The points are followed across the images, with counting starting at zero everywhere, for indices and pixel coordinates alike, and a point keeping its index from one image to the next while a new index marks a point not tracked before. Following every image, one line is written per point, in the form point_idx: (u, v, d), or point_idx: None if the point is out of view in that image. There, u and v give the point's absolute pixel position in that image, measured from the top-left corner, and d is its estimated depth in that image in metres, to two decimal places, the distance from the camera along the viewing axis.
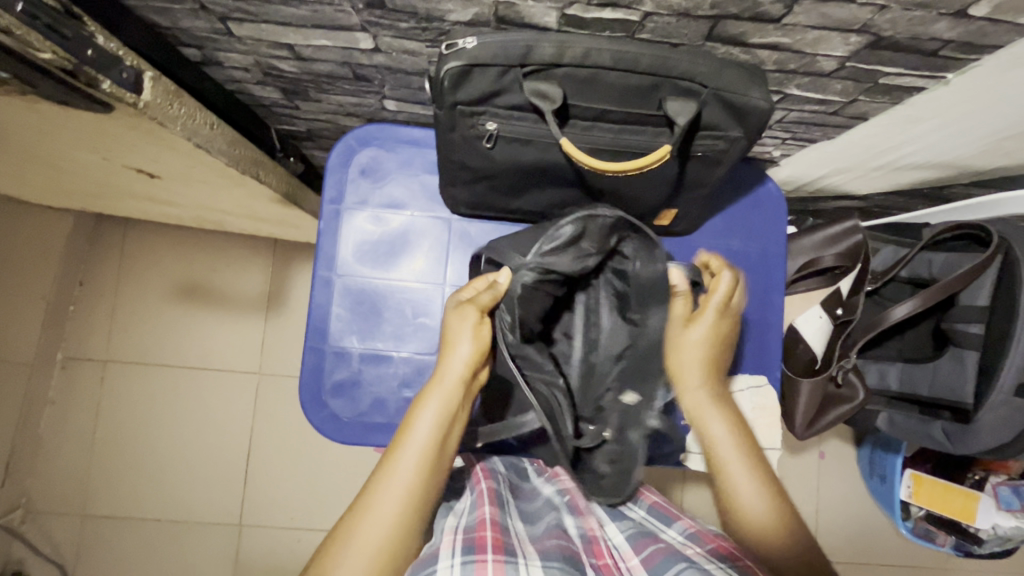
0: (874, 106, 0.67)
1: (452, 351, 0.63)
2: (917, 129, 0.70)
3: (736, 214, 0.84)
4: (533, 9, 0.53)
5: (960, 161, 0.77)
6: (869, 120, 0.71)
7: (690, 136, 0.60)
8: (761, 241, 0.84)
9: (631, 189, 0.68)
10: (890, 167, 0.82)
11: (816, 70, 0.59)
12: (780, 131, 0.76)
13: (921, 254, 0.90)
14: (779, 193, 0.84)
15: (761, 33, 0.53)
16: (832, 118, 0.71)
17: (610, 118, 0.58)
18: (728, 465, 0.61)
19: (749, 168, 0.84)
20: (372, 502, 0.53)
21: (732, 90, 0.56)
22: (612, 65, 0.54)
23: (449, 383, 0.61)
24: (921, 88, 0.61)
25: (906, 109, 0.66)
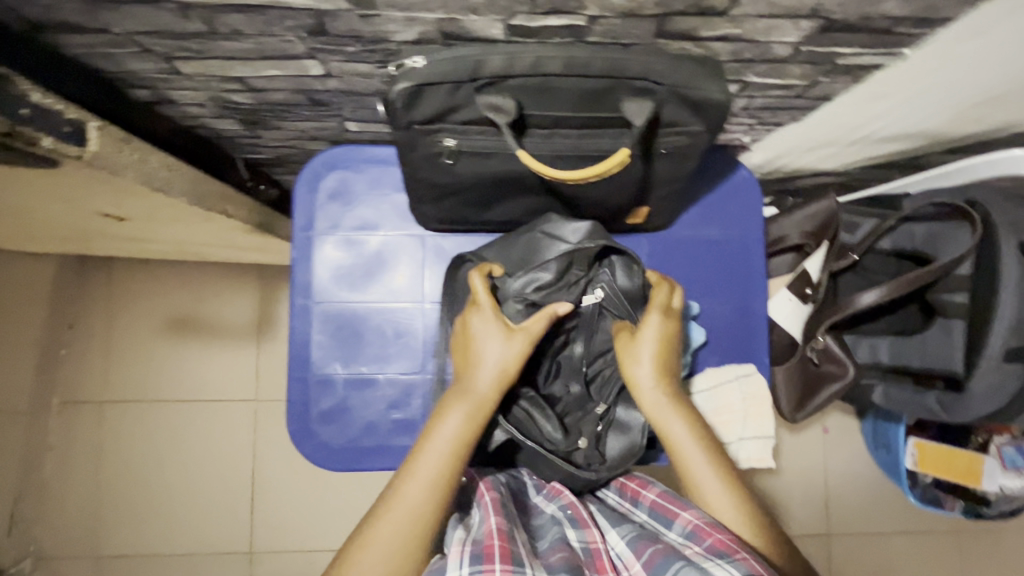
0: (836, 86, 0.66)
1: (477, 361, 0.62)
2: (884, 105, 0.69)
3: (711, 203, 0.83)
4: (478, 23, 0.52)
5: (932, 131, 0.76)
6: (835, 100, 0.70)
7: (652, 134, 0.59)
8: (739, 228, 0.84)
9: (599, 190, 0.67)
10: (863, 141, 0.81)
11: (774, 56, 0.58)
12: (747, 117, 0.75)
13: (904, 227, 0.89)
14: (753, 178, 0.84)
15: (711, 26, 0.52)
16: (797, 101, 0.70)
17: (568, 123, 0.58)
18: (691, 465, 0.63)
19: (722, 157, 0.83)
20: (387, 510, 0.54)
21: (688, 86, 0.55)
22: (564, 72, 0.53)
23: (476, 394, 0.60)
24: (882, 65, 0.61)
25: (869, 86, 0.66)
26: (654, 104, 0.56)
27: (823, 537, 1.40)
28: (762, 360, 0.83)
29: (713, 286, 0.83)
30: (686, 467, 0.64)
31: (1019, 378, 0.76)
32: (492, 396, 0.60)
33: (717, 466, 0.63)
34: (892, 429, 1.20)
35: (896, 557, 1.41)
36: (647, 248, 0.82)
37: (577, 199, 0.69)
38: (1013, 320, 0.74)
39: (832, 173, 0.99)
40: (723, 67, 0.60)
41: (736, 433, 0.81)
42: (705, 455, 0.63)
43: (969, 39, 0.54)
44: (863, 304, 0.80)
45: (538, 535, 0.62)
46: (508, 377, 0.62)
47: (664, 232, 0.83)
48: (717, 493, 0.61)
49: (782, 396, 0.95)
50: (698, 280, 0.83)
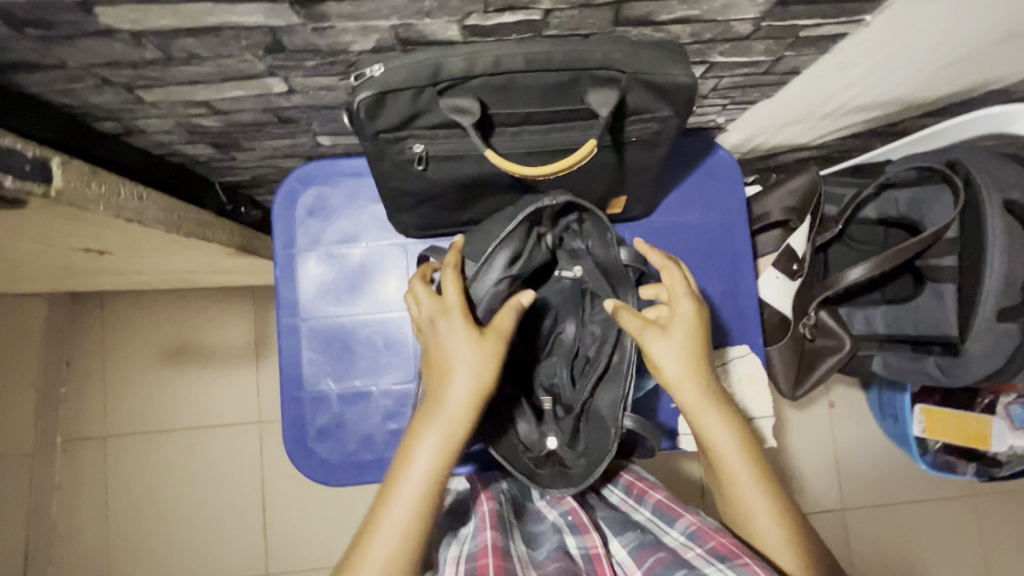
0: (803, 59, 0.65)
1: (447, 377, 0.58)
2: (854, 74, 0.69)
3: (692, 187, 0.83)
4: (434, 26, 0.51)
5: (906, 94, 0.75)
6: (805, 73, 0.69)
7: (620, 123, 0.59)
8: (721, 210, 0.83)
9: (574, 183, 0.66)
10: (838, 112, 0.80)
11: (735, 33, 0.57)
12: (718, 98, 0.74)
13: (886, 194, 0.88)
14: (732, 159, 0.83)
15: (667, 9, 0.52)
16: (765, 77, 0.69)
17: (535, 119, 0.57)
18: (728, 464, 0.60)
19: (698, 140, 0.83)
20: (367, 555, 0.52)
21: (651, 72, 0.54)
22: (525, 68, 0.53)
23: (447, 418, 0.56)
24: (845, 34, 0.60)
25: (836, 57, 0.65)
26: (618, 93, 0.55)
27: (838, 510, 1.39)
28: (753, 341, 0.82)
29: (699, 270, 0.83)
30: (722, 468, 0.61)
31: (1015, 336, 0.75)
32: (465, 419, 0.57)
33: (755, 468, 0.60)
34: (898, 398, 1.19)
35: (913, 525, 1.40)
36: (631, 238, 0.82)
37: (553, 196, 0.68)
38: (1001, 279, 0.74)
39: (812, 146, 0.99)
40: (686, 48, 0.59)
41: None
42: (742, 456, 0.60)
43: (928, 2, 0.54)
44: (846, 278, 0.80)
45: (536, 540, 0.62)
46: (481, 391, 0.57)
47: (647, 221, 0.82)
48: (754, 499, 0.59)
49: (779, 375, 0.94)
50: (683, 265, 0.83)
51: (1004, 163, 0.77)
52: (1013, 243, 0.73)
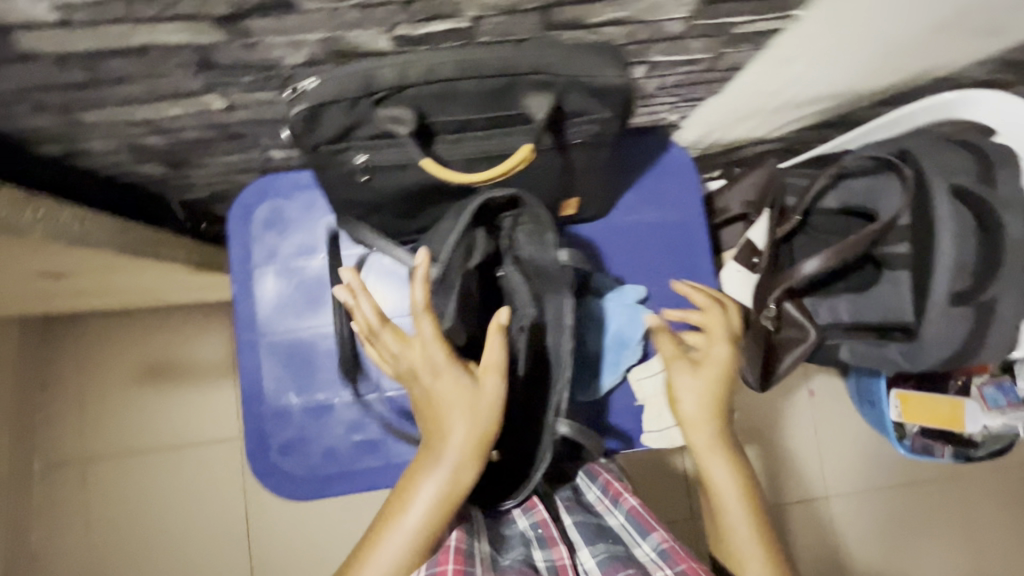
0: (743, 55, 0.66)
1: (448, 426, 0.53)
2: (797, 68, 0.69)
3: (647, 185, 0.84)
4: (364, 37, 0.51)
5: (852, 84, 0.76)
6: (750, 69, 0.70)
7: (560, 125, 0.59)
8: (678, 207, 0.84)
9: (523, 186, 0.67)
10: (787, 105, 0.81)
11: (669, 30, 0.58)
12: (665, 96, 0.75)
13: (845, 183, 0.87)
14: (687, 155, 0.84)
15: (596, 11, 0.52)
16: (709, 74, 0.70)
17: (474, 125, 0.58)
18: (730, 514, 0.58)
19: (650, 139, 0.83)
20: None
21: (586, 74, 0.54)
22: (459, 75, 0.53)
23: (447, 466, 0.52)
24: (779, 30, 0.61)
25: (776, 52, 0.66)
26: (554, 96, 0.56)
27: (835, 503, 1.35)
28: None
29: (656, 268, 0.83)
30: (725, 518, 0.58)
31: (969, 317, 0.76)
32: (465, 467, 0.52)
33: (750, 515, 0.57)
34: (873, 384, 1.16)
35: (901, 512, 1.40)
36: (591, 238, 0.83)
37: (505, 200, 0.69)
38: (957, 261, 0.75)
39: (771, 139, 1.00)
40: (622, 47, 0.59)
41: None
42: (738, 500, 0.58)
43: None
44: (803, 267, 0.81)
45: (501, 545, 0.59)
46: (484, 443, 0.53)
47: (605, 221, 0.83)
48: (751, 558, 0.55)
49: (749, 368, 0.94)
50: (640, 263, 0.84)
51: (952, 148, 0.78)
52: (964, 225, 0.74)
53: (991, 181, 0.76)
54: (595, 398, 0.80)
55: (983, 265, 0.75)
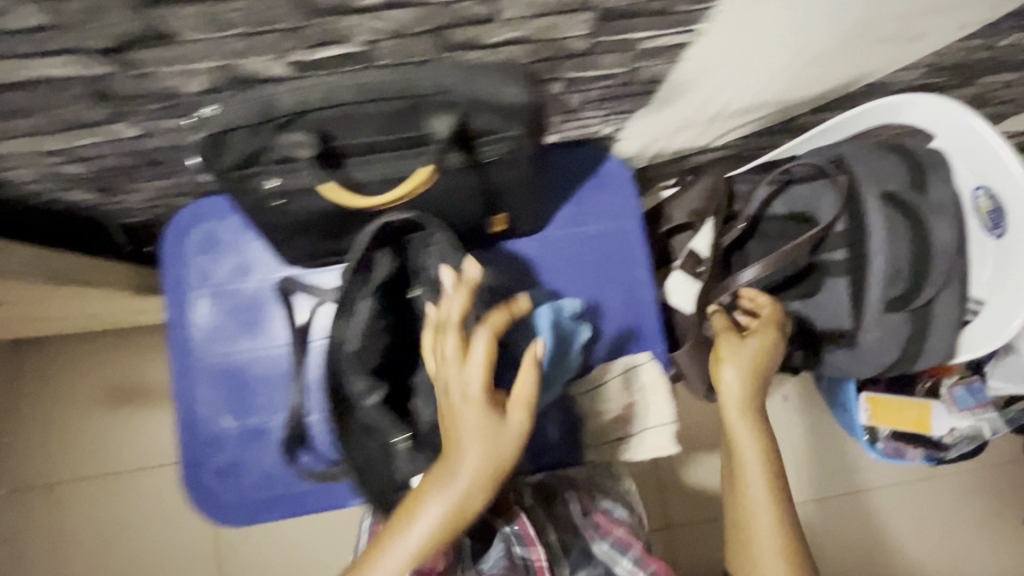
0: (659, 69, 0.66)
1: (455, 442, 0.41)
2: (714, 78, 0.69)
3: (582, 199, 0.83)
4: (259, 65, 0.51)
5: (775, 92, 0.76)
6: (672, 81, 0.70)
7: (471, 145, 0.59)
8: (613, 219, 0.83)
9: (443, 203, 0.66)
10: (717, 115, 0.81)
11: (573, 46, 0.57)
12: (595, 109, 0.75)
13: (791, 187, 0.75)
14: (620, 167, 0.84)
15: (489, 32, 0.52)
16: (629, 87, 0.70)
17: (382, 146, 0.57)
18: (749, 484, 0.56)
19: (581, 156, 0.84)
20: None
21: (486, 93, 0.54)
22: (359, 98, 0.52)
23: (457, 487, 0.41)
24: (687, 43, 0.60)
25: (692, 65, 0.65)
26: (460, 119, 0.55)
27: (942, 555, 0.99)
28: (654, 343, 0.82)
29: (597, 281, 0.83)
30: (743, 487, 0.56)
31: (906, 322, 0.69)
32: (481, 491, 0.41)
33: (773, 502, 0.54)
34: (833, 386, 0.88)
35: None
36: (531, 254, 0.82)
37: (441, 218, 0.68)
38: (889, 269, 0.66)
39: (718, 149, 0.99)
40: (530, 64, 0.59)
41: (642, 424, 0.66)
42: (764, 484, 0.55)
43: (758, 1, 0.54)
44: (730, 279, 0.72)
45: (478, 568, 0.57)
46: (500, 468, 0.42)
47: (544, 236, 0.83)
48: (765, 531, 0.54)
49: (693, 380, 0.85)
50: (583, 276, 0.83)
51: (881, 151, 0.70)
52: (893, 225, 0.65)
53: (922, 186, 0.67)
54: None
55: (912, 270, 0.66)
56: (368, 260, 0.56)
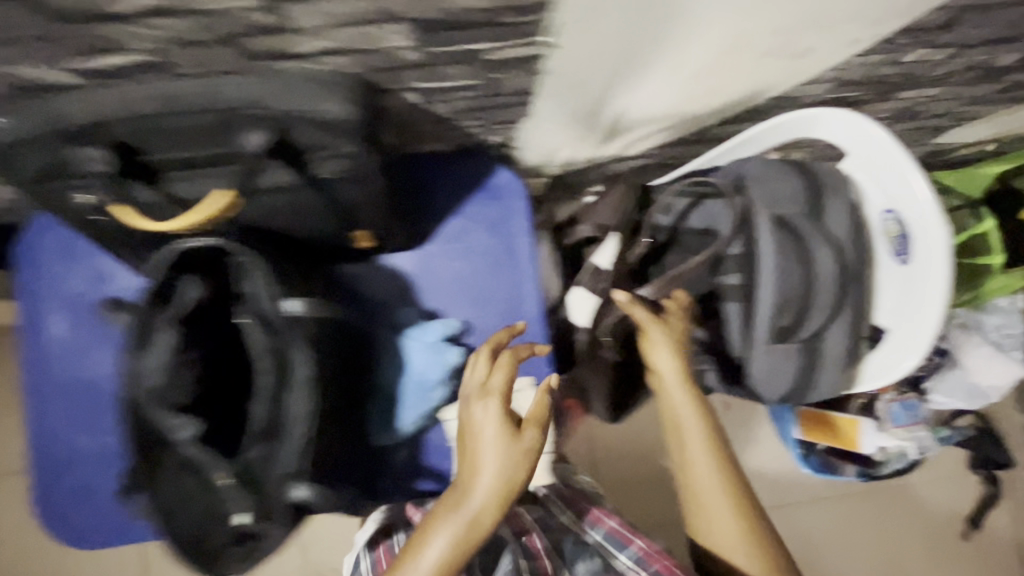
0: (516, 92, 0.48)
1: (470, 469, 0.43)
2: (641, 89, 0.51)
3: (463, 207, 0.64)
4: (57, 72, 0.36)
5: (692, 110, 0.59)
6: (523, 99, 0.51)
7: (298, 162, 0.40)
8: (500, 235, 0.65)
9: (265, 218, 0.46)
10: (622, 136, 0.64)
11: (408, 61, 0.41)
12: (469, 121, 0.55)
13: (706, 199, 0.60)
14: (514, 183, 0.64)
15: (300, 42, 0.35)
16: (514, 105, 0.52)
17: (190, 162, 0.39)
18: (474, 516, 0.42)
19: (472, 159, 0.64)
20: None
21: (304, 105, 0.36)
22: (167, 107, 0.35)
23: (466, 515, 0.42)
24: (534, 61, 0.43)
25: (558, 80, 0.47)
26: (278, 134, 0.37)
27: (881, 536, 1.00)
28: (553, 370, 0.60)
29: (484, 303, 0.65)
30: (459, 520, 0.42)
31: (794, 355, 0.57)
32: (492, 513, 0.42)
33: (744, 515, 0.49)
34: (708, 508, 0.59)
35: None
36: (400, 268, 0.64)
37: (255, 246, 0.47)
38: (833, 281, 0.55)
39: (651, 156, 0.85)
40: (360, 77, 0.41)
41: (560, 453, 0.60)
42: (723, 490, 0.50)
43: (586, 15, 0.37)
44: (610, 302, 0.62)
45: None
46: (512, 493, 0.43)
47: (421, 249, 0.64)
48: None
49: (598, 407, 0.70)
50: (466, 294, 0.65)
51: (784, 167, 0.58)
52: (785, 253, 0.53)
53: (818, 212, 0.56)
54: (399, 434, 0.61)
55: (802, 309, 0.54)
56: (168, 277, 0.39)
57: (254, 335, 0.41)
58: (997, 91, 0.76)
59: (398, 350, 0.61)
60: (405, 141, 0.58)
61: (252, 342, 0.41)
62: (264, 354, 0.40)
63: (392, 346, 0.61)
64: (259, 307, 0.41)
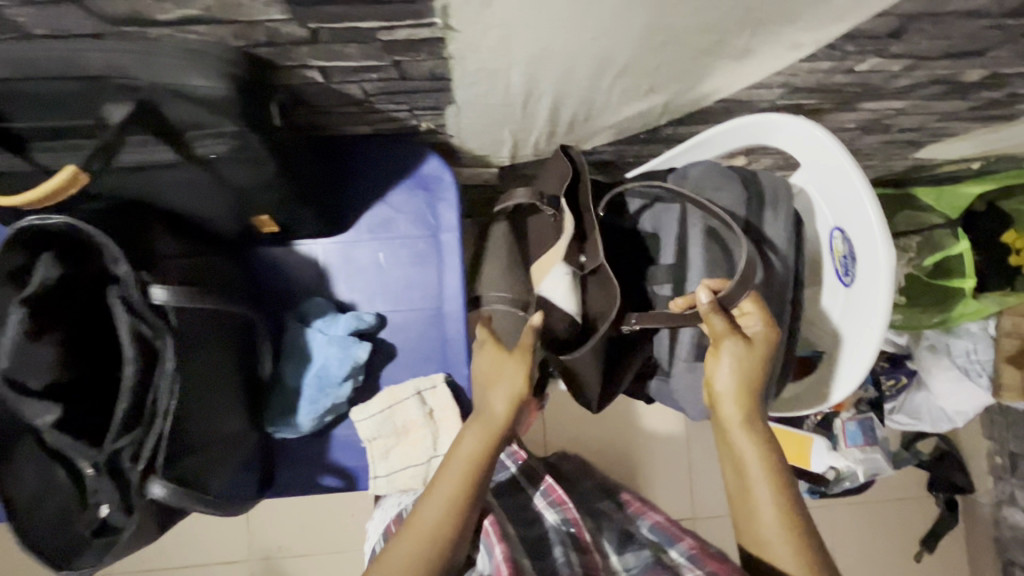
0: (427, 65, 0.60)
1: (494, 391, 0.61)
2: (514, 70, 0.60)
3: (394, 198, 0.80)
4: None
5: (585, 94, 0.67)
6: (439, 82, 0.64)
7: (178, 139, 0.50)
8: (427, 228, 0.81)
9: (189, 204, 0.60)
10: (526, 118, 0.73)
11: (296, 37, 0.51)
12: (392, 103, 0.69)
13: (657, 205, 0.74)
14: (442, 172, 0.79)
15: (151, 7, 0.45)
16: (410, 83, 0.64)
17: (64, 129, 0.48)
18: (495, 391, 0.60)
19: (403, 142, 0.78)
20: (412, 519, 0.54)
21: (167, 81, 0.44)
22: (17, 74, 0.42)
23: (488, 421, 0.59)
24: (437, 39, 0.54)
25: (461, 62, 0.59)
26: (141, 106, 0.46)
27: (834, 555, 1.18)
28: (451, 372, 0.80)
29: (398, 296, 0.81)
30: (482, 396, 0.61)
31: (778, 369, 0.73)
32: (505, 421, 0.59)
33: (788, 522, 0.56)
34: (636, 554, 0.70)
35: None
36: (320, 256, 0.80)
37: (131, 220, 0.57)
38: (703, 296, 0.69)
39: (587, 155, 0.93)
40: (254, 56, 0.53)
41: (430, 451, 0.78)
42: (775, 498, 0.57)
43: (483, 6, 0.49)
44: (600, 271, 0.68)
45: None
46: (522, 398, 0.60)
47: (339, 239, 0.81)
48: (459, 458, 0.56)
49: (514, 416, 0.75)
50: (384, 283, 0.81)
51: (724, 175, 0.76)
52: (713, 265, 0.71)
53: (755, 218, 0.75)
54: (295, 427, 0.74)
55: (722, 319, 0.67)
56: (18, 268, 0.49)
57: (145, 326, 0.53)
58: (974, 109, 0.86)
59: (304, 343, 0.75)
60: (332, 123, 0.73)
61: (125, 323, 0.52)
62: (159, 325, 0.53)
63: (296, 338, 0.75)
64: (127, 294, 0.51)
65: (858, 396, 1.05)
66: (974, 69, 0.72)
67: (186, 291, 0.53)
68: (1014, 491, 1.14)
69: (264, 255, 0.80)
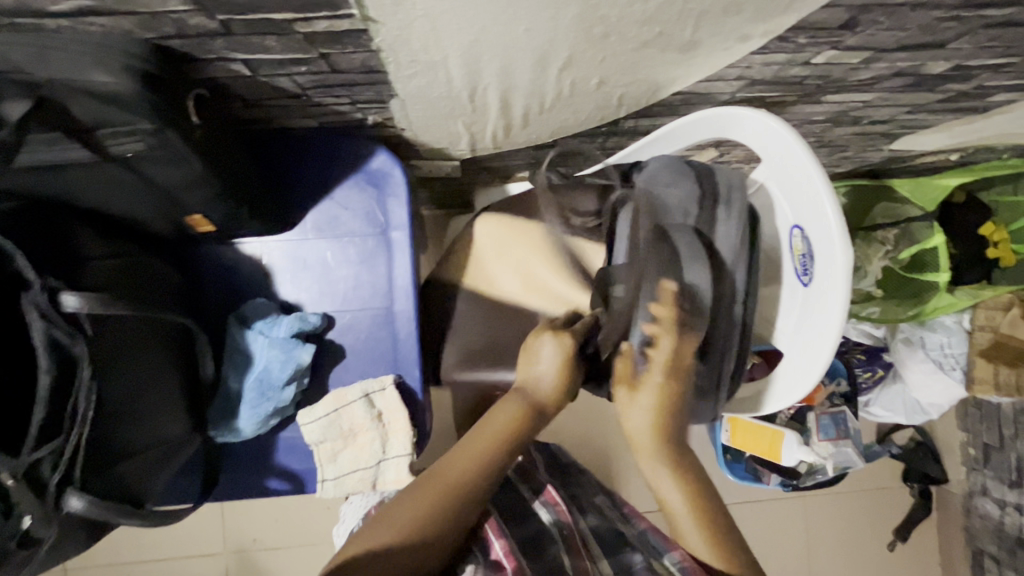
0: (360, 57, 0.60)
1: (538, 376, 0.72)
2: (458, 67, 0.61)
3: (343, 192, 0.85)
4: None
5: (527, 90, 0.69)
6: (375, 75, 0.64)
7: (87, 137, 0.53)
8: (375, 223, 0.87)
9: (119, 202, 0.65)
10: (479, 111, 0.74)
11: (212, 30, 0.52)
12: (331, 97, 0.70)
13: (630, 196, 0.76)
14: (392, 167, 0.84)
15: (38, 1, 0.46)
16: (344, 75, 0.64)
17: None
18: (539, 375, 0.72)
19: (352, 138, 0.82)
20: (437, 472, 0.64)
21: (72, 77, 0.48)
22: None
23: (528, 401, 0.71)
24: (364, 31, 0.54)
25: (392, 56, 0.59)
26: (39, 103, 0.48)
27: (816, 540, 1.38)
28: (401, 373, 0.87)
29: (345, 296, 0.88)
30: (531, 378, 0.73)
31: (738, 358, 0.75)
32: (541, 404, 0.71)
33: (704, 532, 0.67)
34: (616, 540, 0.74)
35: (823, 523, 1.38)
36: (265, 257, 0.86)
37: (63, 217, 0.63)
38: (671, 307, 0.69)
39: (559, 147, 0.93)
40: (167, 49, 0.54)
41: (378, 454, 0.85)
42: (695, 513, 0.68)
43: (401, 0, 0.49)
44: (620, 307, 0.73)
45: None
46: (562, 390, 0.72)
47: (286, 239, 0.86)
48: (490, 428, 0.68)
49: (447, 349, 0.92)
50: (331, 280, 0.88)
51: (682, 168, 0.73)
52: (663, 270, 0.70)
53: (714, 214, 0.71)
54: (230, 429, 0.81)
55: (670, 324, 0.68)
56: None
57: (59, 333, 0.56)
58: (941, 101, 0.86)
59: (247, 344, 0.81)
60: (277, 116, 0.75)
61: (37, 327, 0.55)
62: (70, 332, 0.57)
63: (239, 340, 0.81)
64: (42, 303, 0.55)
65: (830, 390, 1.18)
66: (938, 62, 0.72)
67: (98, 299, 0.58)
68: (986, 481, 1.30)
69: (213, 253, 0.85)
